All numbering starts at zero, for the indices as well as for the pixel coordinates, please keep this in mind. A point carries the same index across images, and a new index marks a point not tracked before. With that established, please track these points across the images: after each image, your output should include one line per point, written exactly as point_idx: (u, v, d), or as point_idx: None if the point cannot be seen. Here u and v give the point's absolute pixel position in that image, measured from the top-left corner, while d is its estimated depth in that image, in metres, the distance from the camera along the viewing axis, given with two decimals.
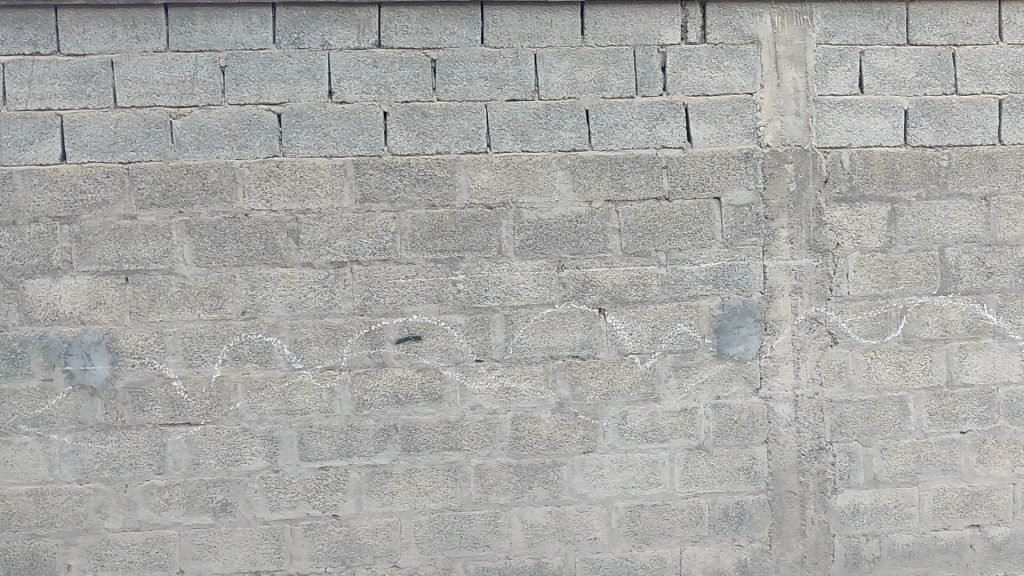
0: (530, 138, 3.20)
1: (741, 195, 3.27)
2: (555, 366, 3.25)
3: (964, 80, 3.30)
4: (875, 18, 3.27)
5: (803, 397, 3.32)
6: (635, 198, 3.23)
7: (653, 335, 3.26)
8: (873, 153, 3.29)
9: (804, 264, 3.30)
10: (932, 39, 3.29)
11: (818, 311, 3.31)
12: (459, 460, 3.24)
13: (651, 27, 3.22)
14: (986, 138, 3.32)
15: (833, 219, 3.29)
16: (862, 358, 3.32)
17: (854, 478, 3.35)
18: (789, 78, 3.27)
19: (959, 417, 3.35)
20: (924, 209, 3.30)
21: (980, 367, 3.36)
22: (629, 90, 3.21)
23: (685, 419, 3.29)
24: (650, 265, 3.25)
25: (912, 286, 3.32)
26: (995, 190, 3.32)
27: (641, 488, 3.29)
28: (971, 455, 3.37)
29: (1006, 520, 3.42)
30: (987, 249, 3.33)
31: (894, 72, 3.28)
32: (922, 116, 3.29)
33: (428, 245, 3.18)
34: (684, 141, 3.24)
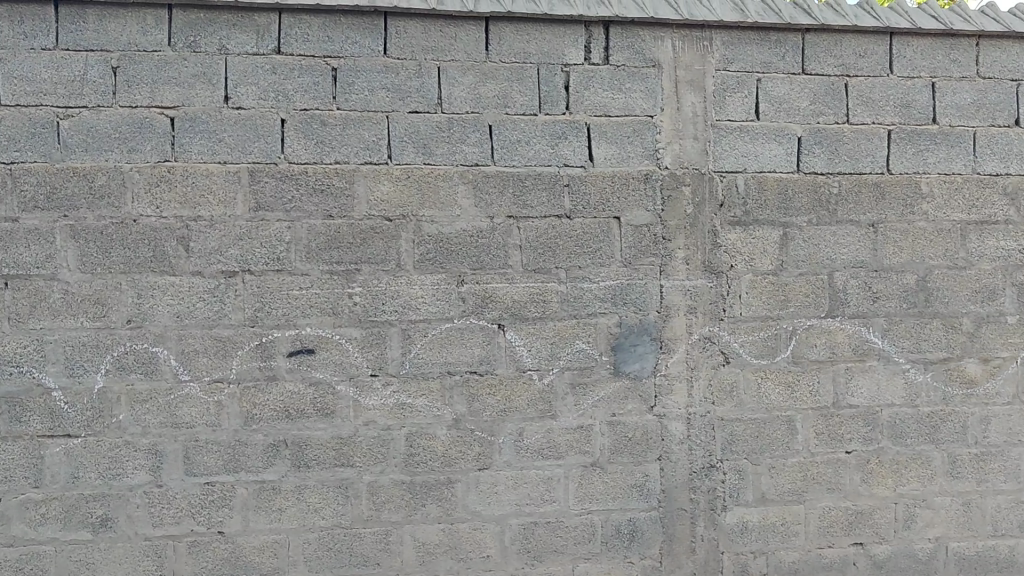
0: (431, 151, 3.17)
1: (640, 215, 3.30)
2: (451, 382, 3.22)
3: (855, 110, 3.41)
4: (772, 47, 3.36)
5: (696, 415, 3.37)
6: (535, 215, 3.23)
7: (551, 353, 3.27)
8: (767, 178, 3.36)
9: (700, 285, 3.35)
10: (826, 70, 3.39)
11: (712, 331, 3.36)
12: (350, 477, 3.18)
13: (555, 46, 3.24)
14: (876, 167, 3.42)
15: (728, 242, 3.35)
16: (753, 378, 3.39)
17: (743, 496, 3.40)
18: (688, 101, 3.33)
19: (845, 438, 3.43)
20: (815, 235, 3.39)
21: (865, 389, 3.44)
22: (532, 107, 3.23)
23: (580, 436, 3.29)
24: (549, 282, 3.25)
25: (802, 309, 3.40)
26: (883, 217, 3.42)
27: (535, 505, 3.28)
28: (856, 475, 3.45)
29: (889, 539, 3.49)
30: (874, 274, 3.42)
31: (789, 100, 3.37)
32: (815, 144, 3.38)
33: (324, 256, 3.12)
34: (586, 160, 3.26)
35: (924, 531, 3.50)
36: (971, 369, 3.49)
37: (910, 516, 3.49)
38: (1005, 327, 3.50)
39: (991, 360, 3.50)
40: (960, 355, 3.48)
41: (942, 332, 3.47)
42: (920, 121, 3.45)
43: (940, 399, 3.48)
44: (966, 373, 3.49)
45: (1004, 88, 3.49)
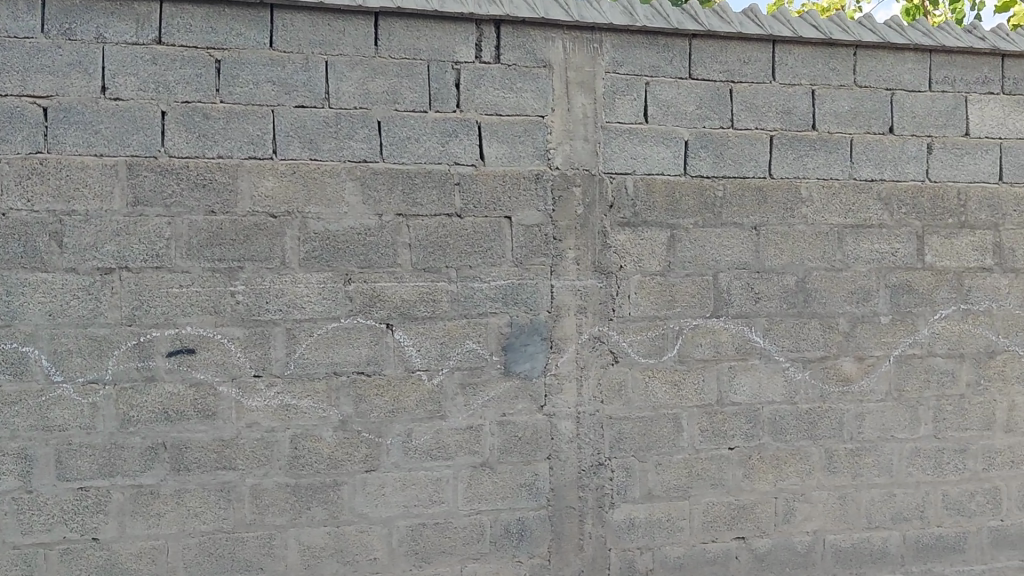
0: (319, 146, 3.12)
1: (530, 215, 3.31)
2: (337, 382, 3.17)
3: (740, 116, 3.49)
4: (660, 51, 3.42)
5: (585, 414, 3.39)
6: (425, 213, 3.21)
7: (440, 352, 3.25)
8: (655, 180, 3.42)
9: (589, 285, 3.38)
10: (712, 75, 3.46)
11: (601, 331, 3.40)
12: (232, 480, 3.10)
13: (445, 43, 3.22)
14: (758, 171, 3.51)
15: (617, 242, 3.39)
16: (641, 377, 3.43)
17: (629, 493, 3.44)
18: (579, 102, 3.35)
19: (727, 434, 3.51)
20: (701, 236, 3.45)
21: (748, 387, 3.53)
22: (422, 104, 3.20)
23: (470, 436, 3.28)
24: (439, 282, 3.24)
25: (688, 309, 3.46)
26: (765, 220, 3.51)
27: (424, 506, 3.26)
28: (738, 471, 3.53)
29: (769, 532, 3.57)
30: (756, 275, 3.51)
31: (677, 104, 3.43)
32: (701, 147, 3.45)
33: (205, 253, 3.04)
34: (476, 159, 3.26)
35: (803, 524, 3.60)
36: (846, 367, 3.61)
37: (789, 510, 3.58)
38: (879, 327, 3.63)
39: (865, 359, 3.63)
40: (837, 354, 3.60)
41: (820, 331, 3.58)
42: (801, 127, 3.55)
43: (817, 396, 3.59)
44: (842, 371, 3.61)
45: (879, 97, 3.62)
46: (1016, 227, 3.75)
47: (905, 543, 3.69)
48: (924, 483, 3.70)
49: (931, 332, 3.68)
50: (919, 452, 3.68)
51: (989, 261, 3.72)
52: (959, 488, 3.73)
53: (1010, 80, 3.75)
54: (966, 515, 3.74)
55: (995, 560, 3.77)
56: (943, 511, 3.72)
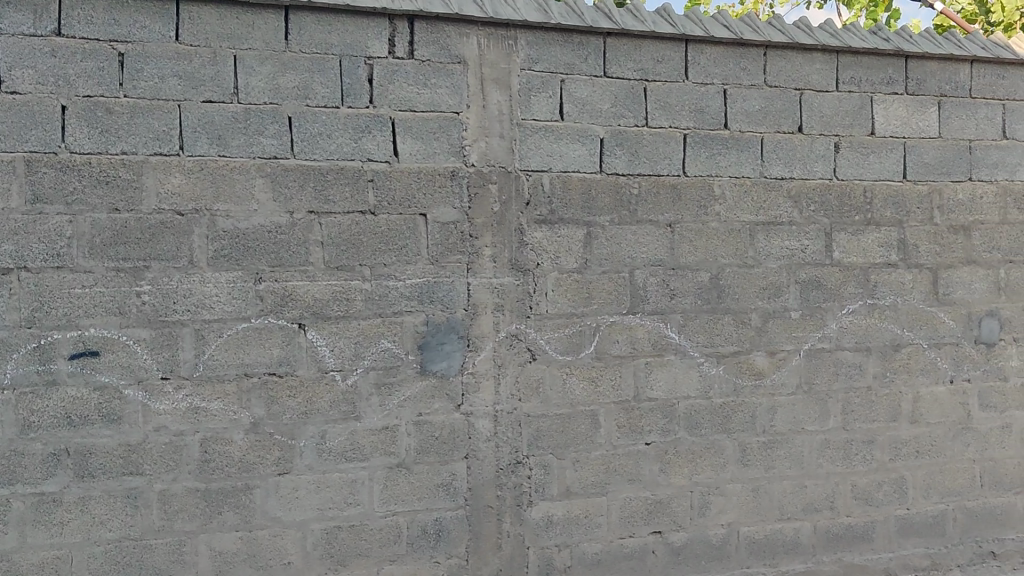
0: (228, 142, 3.05)
1: (445, 212, 3.29)
2: (249, 384, 3.11)
3: (654, 114, 3.52)
4: (574, 49, 3.42)
5: (502, 412, 3.38)
6: (339, 211, 3.16)
7: (355, 352, 3.21)
8: (571, 178, 3.42)
9: (506, 282, 3.37)
10: (626, 73, 3.48)
11: (519, 328, 3.39)
12: (139, 486, 3.01)
13: (358, 38, 3.18)
14: (672, 169, 3.54)
15: (534, 240, 3.38)
16: (558, 374, 3.44)
17: (547, 491, 3.44)
18: (494, 99, 3.34)
19: (644, 430, 3.54)
20: (617, 234, 3.47)
21: (664, 382, 3.56)
22: (335, 100, 3.16)
23: (385, 437, 3.25)
24: (353, 280, 3.19)
25: (604, 306, 3.48)
26: (679, 218, 3.55)
27: (338, 508, 3.21)
28: (655, 466, 3.55)
29: (685, 526, 3.61)
30: (670, 272, 3.55)
31: (592, 102, 3.44)
32: (616, 145, 3.47)
33: (109, 252, 2.95)
34: (391, 156, 3.22)
35: (717, 517, 3.65)
36: (759, 362, 3.67)
37: (704, 504, 3.63)
38: (790, 322, 3.70)
39: (777, 354, 3.69)
40: (749, 349, 3.66)
41: (733, 327, 3.63)
42: (713, 126, 3.60)
43: (730, 391, 3.64)
44: (754, 366, 3.67)
45: (789, 96, 3.69)
46: (920, 224, 3.86)
47: (816, 534, 3.77)
48: (833, 474, 3.78)
49: (839, 327, 3.77)
50: (828, 444, 3.76)
51: (894, 257, 3.82)
52: (867, 479, 3.82)
53: (914, 81, 3.86)
54: (873, 505, 3.84)
55: (901, 548, 3.88)
56: (852, 501, 3.81)
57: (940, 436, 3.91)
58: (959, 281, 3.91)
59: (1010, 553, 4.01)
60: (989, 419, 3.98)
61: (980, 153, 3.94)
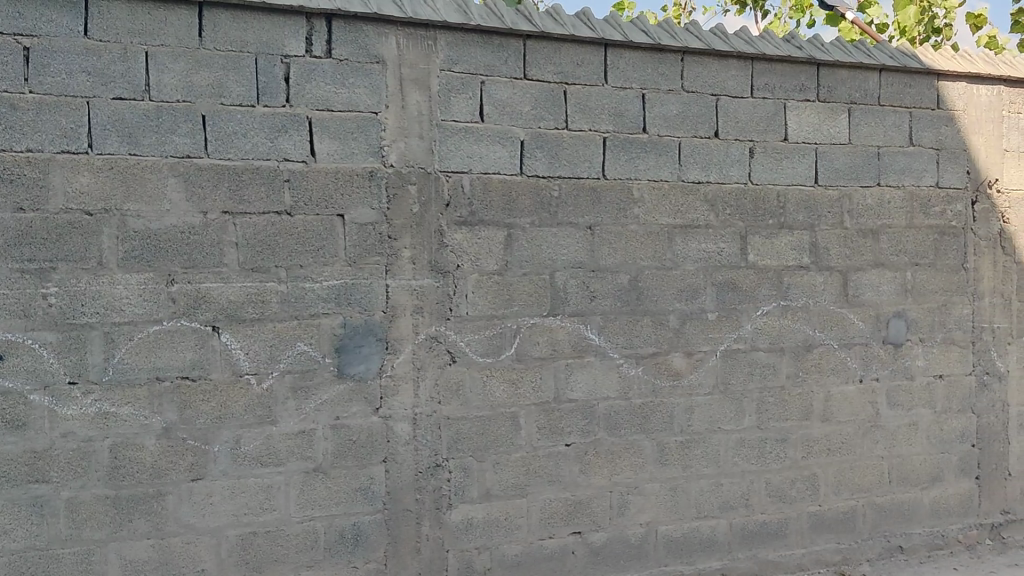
0: (139, 141, 2.97)
1: (363, 213, 3.26)
2: (161, 388, 3.03)
3: (574, 117, 3.54)
4: (495, 51, 3.43)
5: (422, 415, 3.36)
6: (254, 211, 3.11)
7: (271, 355, 3.16)
8: (491, 179, 3.42)
9: (425, 284, 3.35)
10: (546, 76, 3.50)
11: (439, 331, 3.37)
12: (46, 494, 2.92)
13: (274, 37, 3.13)
14: (592, 172, 3.57)
15: (454, 242, 3.37)
16: (479, 376, 3.43)
17: (467, 493, 3.42)
18: (413, 100, 3.32)
19: (564, 431, 3.55)
20: (537, 236, 3.49)
21: (584, 384, 3.58)
22: (250, 98, 3.10)
23: (302, 441, 3.20)
24: (268, 282, 3.14)
25: (525, 308, 3.49)
26: (599, 220, 3.58)
27: (253, 514, 3.15)
28: (574, 466, 3.57)
29: (604, 526, 3.63)
30: (590, 274, 3.57)
31: (511, 104, 3.45)
32: (536, 148, 3.48)
33: (14, 253, 2.85)
34: (307, 156, 3.18)
35: (635, 516, 3.68)
36: (676, 363, 3.72)
37: (623, 504, 3.66)
38: (706, 323, 3.76)
39: (694, 355, 3.75)
40: (667, 350, 3.70)
41: (651, 329, 3.67)
42: (632, 129, 3.63)
43: (649, 392, 3.68)
44: (671, 366, 3.71)
45: (706, 101, 3.74)
46: (831, 228, 3.96)
47: (731, 531, 3.83)
48: (749, 472, 3.85)
49: (754, 328, 3.84)
50: (743, 443, 3.83)
51: (806, 260, 3.91)
52: (780, 477, 3.90)
53: (825, 89, 3.96)
54: (787, 502, 3.92)
55: (814, 544, 3.96)
56: (766, 499, 3.88)
57: (850, 434, 4.01)
58: (868, 282, 4.02)
59: (917, 547, 4.14)
60: (897, 416, 4.10)
61: (888, 159, 4.06)
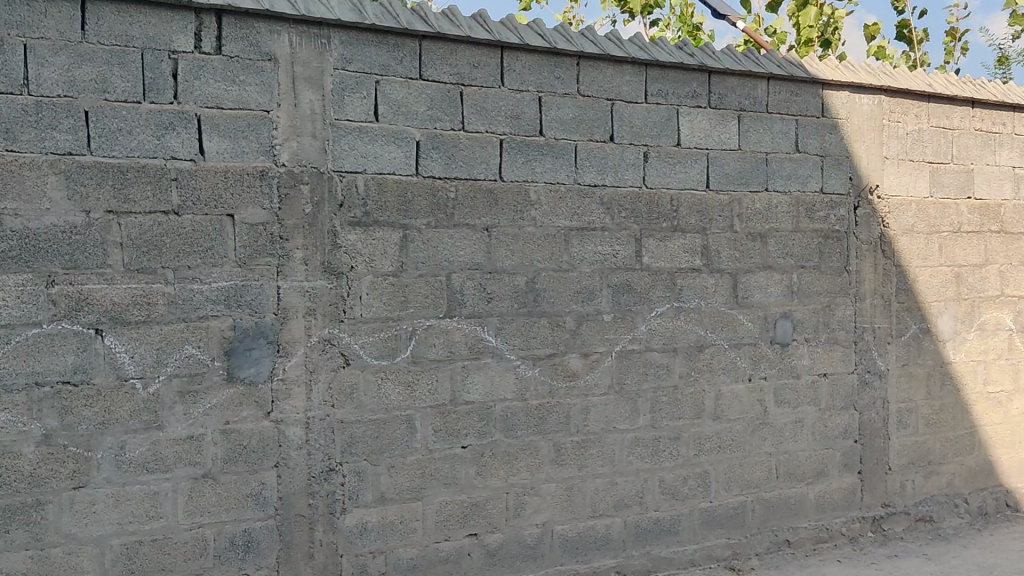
0: (17, 137, 2.87)
1: (254, 213, 3.20)
2: (41, 394, 2.93)
3: (470, 118, 3.54)
4: (390, 50, 3.40)
5: (315, 419, 3.31)
6: (140, 211, 3.03)
7: (157, 358, 3.08)
8: (386, 180, 3.40)
9: (318, 286, 3.30)
10: (441, 77, 3.49)
11: (332, 333, 3.33)
12: None
13: (161, 31, 3.05)
14: (489, 174, 3.58)
15: (348, 243, 3.34)
16: (373, 379, 3.40)
17: (361, 497, 3.39)
18: (306, 98, 3.27)
19: (460, 433, 3.55)
20: (433, 237, 3.48)
21: (480, 386, 3.58)
22: (136, 94, 3.02)
23: (191, 446, 3.12)
24: (154, 283, 3.06)
25: (420, 310, 3.47)
26: (495, 222, 3.59)
27: (139, 522, 3.05)
28: (470, 468, 3.57)
29: (500, 527, 3.63)
30: (487, 276, 3.58)
31: (406, 104, 3.43)
32: (432, 149, 3.47)
33: None
34: (196, 155, 3.11)
35: (532, 517, 3.69)
36: (572, 364, 3.75)
37: (520, 504, 3.66)
38: (602, 324, 3.81)
39: (590, 356, 3.79)
40: (563, 351, 3.73)
41: (548, 330, 3.70)
42: (527, 132, 3.65)
43: (546, 393, 3.71)
44: (567, 367, 3.75)
45: (601, 105, 3.79)
46: (721, 231, 4.05)
47: (626, 529, 3.88)
48: (642, 470, 3.91)
49: (648, 329, 3.91)
50: (637, 442, 3.89)
51: (698, 262, 4.00)
52: (673, 475, 3.97)
53: (716, 96, 4.05)
54: (679, 499, 3.99)
55: (705, 539, 4.05)
56: (659, 496, 3.95)
57: (740, 432, 4.11)
58: (757, 284, 4.13)
59: (803, 541, 4.26)
60: (784, 414, 4.22)
61: (776, 164, 4.18)
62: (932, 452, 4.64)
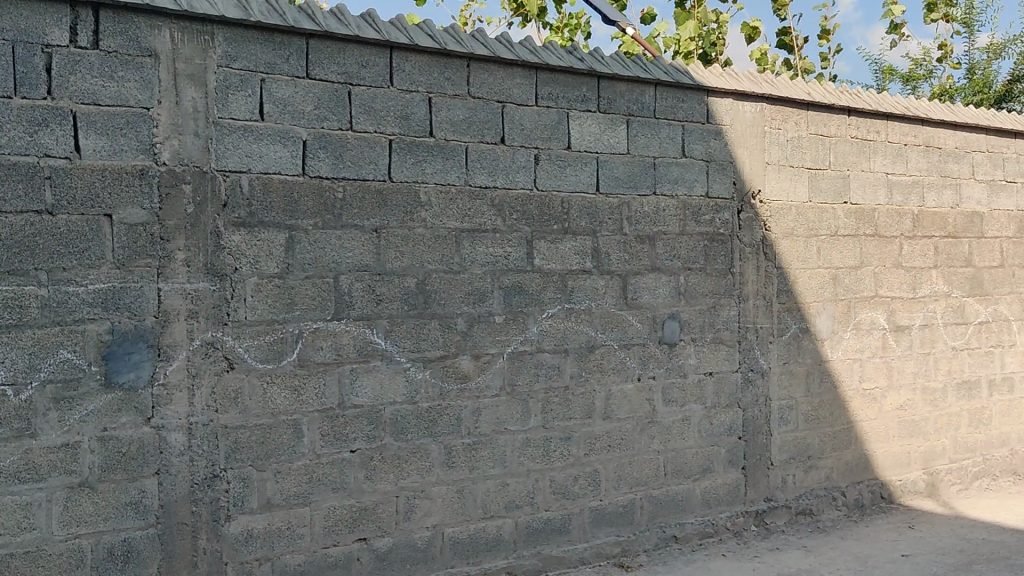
0: None
1: (133, 213, 3.11)
2: None
3: (358, 119, 3.51)
4: (276, 49, 3.35)
5: (197, 424, 3.23)
6: (11, 210, 2.91)
7: (30, 364, 2.96)
8: (271, 180, 3.35)
9: (201, 288, 3.22)
10: (329, 76, 3.45)
11: (216, 336, 3.25)
12: None
13: (34, 24, 2.94)
14: (377, 175, 3.55)
15: (231, 244, 3.27)
16: (259, 382, 3.34)
17: (247, 503, 3.32)
18: (188, 96, 3.19)
19: (349, 437, 3.52)
20: (320, 238, 3.44)
21: (369, 388, 3.56)
22: (6, 89, 2.90)
23: (66, 454, 3.01)
24: (26, 286, 2.94)
25: (307, 312, 3.43)
26: (384, 223, 3.57)
27: (10, 534, 2.93)
28: (359, 472, 3.54)
29: (390, 531, 3.60)
30: (376, 277, 3.55)
31: (293, 103, 3.38)
32: (319, 148, 3.43)
33: None
34: (71, 152, 3.00)
35: (422, 520, 3.67)
36: (463, 366, 3.75)
37: (410, 507, 3.64)
38: (493, 326, 3.82)
39: (481, 357, 3.80)
40: (454, 353, 3.74)
41: (439, 332, 3.70)
42: (417, 132, 3.64)
43: (436, 395, 3.70)
44: (459, 369, 3.75)
45: (491, 107, 3.81)
46: (610, 234, 4.12)
47: (517, 530, 3.89)
48: (533, 471, 3.93)
49: (540, 330, 3.94)
50: (528, 443, 3.92)
51: (588, 264, 4.06)
52: (564, 474, 4.01)
53: (605, 100, 4.11)
54: (570, 499, 4.03)
55: (595, 537, 4.09)
56: (550, 496, 3.98)
57: (629, 430, 4.18)
58: (645, 286, 4.22)
59: (689, 537, 4.36)
60: (671, 412, 4.31)
61: (663, 168, 4.27)
62: (811, 447, 4.80)
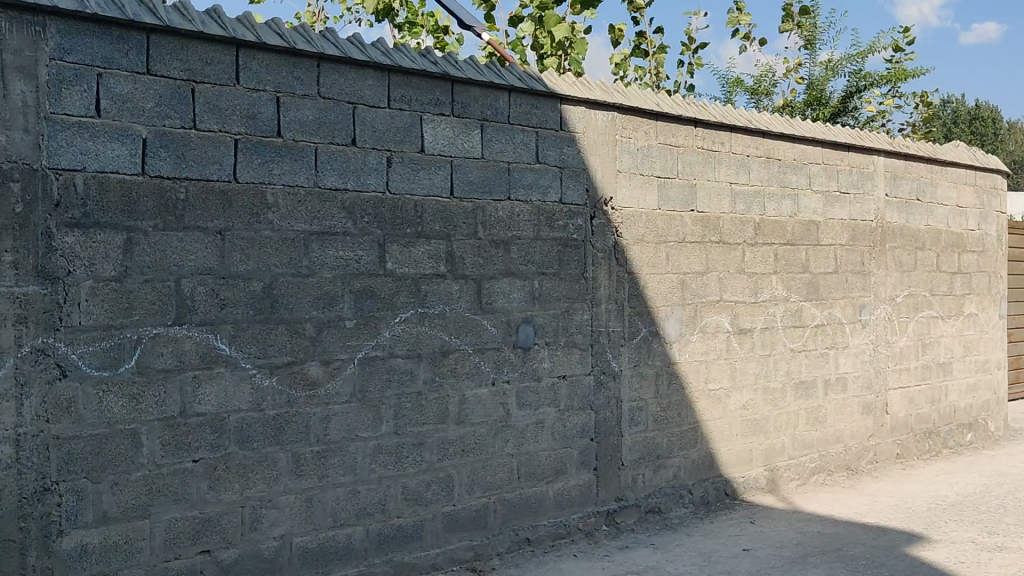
0: None
1: None
2: None
3: (203, 117, 3.40)
4: (114, 42, 3.21)
5: (26, 436, 3.05)
6: None
7: None
8: (108, 179, 3.21)
9: (30, 291, 3.05)
10: (171, 72, 3.33)
11: (46, 342, 3.09)
12: None
13: None
14: (222, 175, 3.45)
15: (64, 246, 3.12)
16: (94, 391, 3.19)
17: (81, 517, 3.16)
18: (17, 89, 3.02)
19: (191, 446, 3.40)
20: (160, 240, 3.31)
21: (213, 396, 3.45)
22: None
23: None
24: None
25: (147, 317, 3.29)
26: (229, 225, 3.46)
27: None
28: (202, 483, 3.42)
29: (234, 543, 3.49)
30: (221, 281, 3.45)
31: (132, 99, 3.25)
32: (159, 147, 3.31)
33: None
34: None
35: (270, 530, 3.58)
36: (312, 372, 3.69)
37: (256, 518, 3.55)
38: (343, 331, 3.77)
39: (331, 363, 3.74)
40: (303, 359, 3.66)
41: (286, 337, 3.62)
42: (264, 133, 3.55)
43: (284, 402, 3.62)
44: (308, 375, 3.68)
45: (342, 109, 3.76)
46: (464, 238, 4.13)
47: (368, 538, 3.84)
48: (385, 477, 3.90)
49: (392, 335, 3.91)
50: (381, 449, 3.88)
51: (442, 268, 4.05)
52: (416, 480, 3.99)
53: (459, 105, 4.12)
54: (423, 504, 4.01)
55: (448, 543, 4.08)
56: (402, 502, 3.95)
57: (482, 434, 4.20)
58: (500, 290, 4.25)
59: (542, 538, 4.41)
60: (524, 416, 4.35)
61: (517, 174, 4.32)
62: (660, 447, 4.94)
